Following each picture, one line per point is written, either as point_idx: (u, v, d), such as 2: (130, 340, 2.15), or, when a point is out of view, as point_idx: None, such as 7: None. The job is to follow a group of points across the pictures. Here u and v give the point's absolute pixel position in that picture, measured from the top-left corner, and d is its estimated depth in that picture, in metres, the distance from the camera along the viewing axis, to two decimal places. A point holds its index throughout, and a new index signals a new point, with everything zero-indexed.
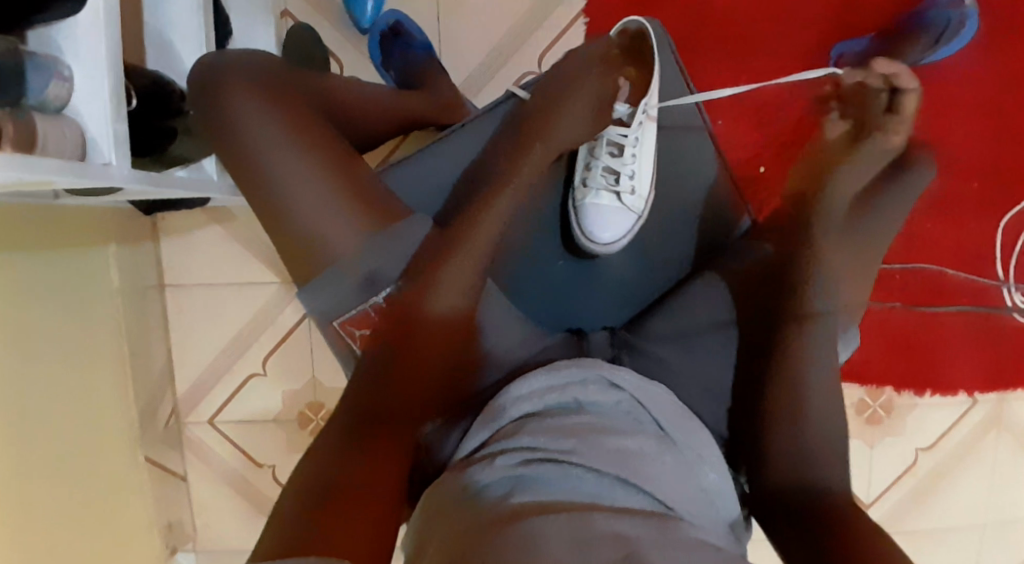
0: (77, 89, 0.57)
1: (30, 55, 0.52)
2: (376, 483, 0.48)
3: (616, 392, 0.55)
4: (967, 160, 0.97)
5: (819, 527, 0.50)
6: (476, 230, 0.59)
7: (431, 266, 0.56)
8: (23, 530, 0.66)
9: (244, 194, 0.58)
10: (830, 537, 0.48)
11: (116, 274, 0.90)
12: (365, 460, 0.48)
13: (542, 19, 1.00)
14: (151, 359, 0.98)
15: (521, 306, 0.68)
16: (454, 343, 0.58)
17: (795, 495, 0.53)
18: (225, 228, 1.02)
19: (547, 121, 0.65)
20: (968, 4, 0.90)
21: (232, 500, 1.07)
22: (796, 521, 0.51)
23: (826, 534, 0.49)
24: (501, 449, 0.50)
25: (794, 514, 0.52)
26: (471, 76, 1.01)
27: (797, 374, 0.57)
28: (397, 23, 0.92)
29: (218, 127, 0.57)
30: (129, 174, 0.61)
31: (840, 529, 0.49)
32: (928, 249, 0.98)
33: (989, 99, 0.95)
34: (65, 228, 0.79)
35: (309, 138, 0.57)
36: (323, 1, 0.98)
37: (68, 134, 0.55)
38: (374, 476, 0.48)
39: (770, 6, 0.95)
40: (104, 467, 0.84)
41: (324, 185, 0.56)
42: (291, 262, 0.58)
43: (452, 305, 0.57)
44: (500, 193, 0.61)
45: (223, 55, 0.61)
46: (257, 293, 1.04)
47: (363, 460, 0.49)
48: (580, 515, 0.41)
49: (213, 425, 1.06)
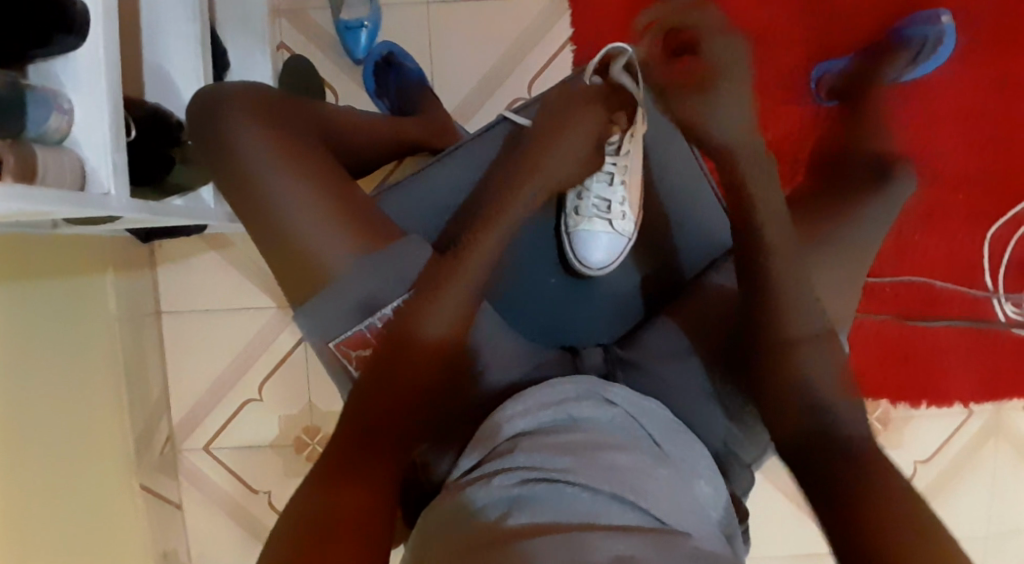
0: (77, 121, 0.59)
1: (32, 89, 0.54)
2: (370, 496, 0.49)
3: (610, 408, 0.56)
4: (951, 173, 0.99)
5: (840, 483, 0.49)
6: (475, 248, 0.61)
7: (428, 285, 0.57)
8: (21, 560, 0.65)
9: (241, 217, 0.59)
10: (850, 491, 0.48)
11: (114, 301, 0.91)
12: (360, 476, 0.50)
13: (531, 47, 1.02)
14: (147, 386, 0.98)
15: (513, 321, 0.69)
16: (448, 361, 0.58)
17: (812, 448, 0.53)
18: (222, 254, 1.03)
19: (545, 142, 0.68)
20: (945, 20, 0.93)
21: (229, 528, 1.06)
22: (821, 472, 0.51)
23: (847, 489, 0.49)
24: (498, 467, 0.50)
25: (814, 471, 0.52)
26: (464, 102, 1.03)
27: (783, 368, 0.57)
28: (391, 53, 0.95)
29: (218, 149, 0.59)
30: (128, 202, 0.62)
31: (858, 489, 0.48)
32: (916, 261, 1.00)
33: (969, 108, 0.97)
34: (62, 257, 0.80)
35: (301, 159, 0.58)
36: (317, 32, 1.01)
37: (68, 165, 0.56)
38: (367, 492, 0.49)
39: (753, 30, 0.98)
40: (100, 496, 0.83)
41: (316, 209, 0.57)
42: (289, 286, 0.58)
43: (444, 323, 0.57)
44: (497, 219, 0.63)
45: (220, 85, 0.62)
46: (254, 319, 1.04)
47: (356, 477, 0.50)
48: (576, 535, 0.42)
49: (209, 451, 1.06)
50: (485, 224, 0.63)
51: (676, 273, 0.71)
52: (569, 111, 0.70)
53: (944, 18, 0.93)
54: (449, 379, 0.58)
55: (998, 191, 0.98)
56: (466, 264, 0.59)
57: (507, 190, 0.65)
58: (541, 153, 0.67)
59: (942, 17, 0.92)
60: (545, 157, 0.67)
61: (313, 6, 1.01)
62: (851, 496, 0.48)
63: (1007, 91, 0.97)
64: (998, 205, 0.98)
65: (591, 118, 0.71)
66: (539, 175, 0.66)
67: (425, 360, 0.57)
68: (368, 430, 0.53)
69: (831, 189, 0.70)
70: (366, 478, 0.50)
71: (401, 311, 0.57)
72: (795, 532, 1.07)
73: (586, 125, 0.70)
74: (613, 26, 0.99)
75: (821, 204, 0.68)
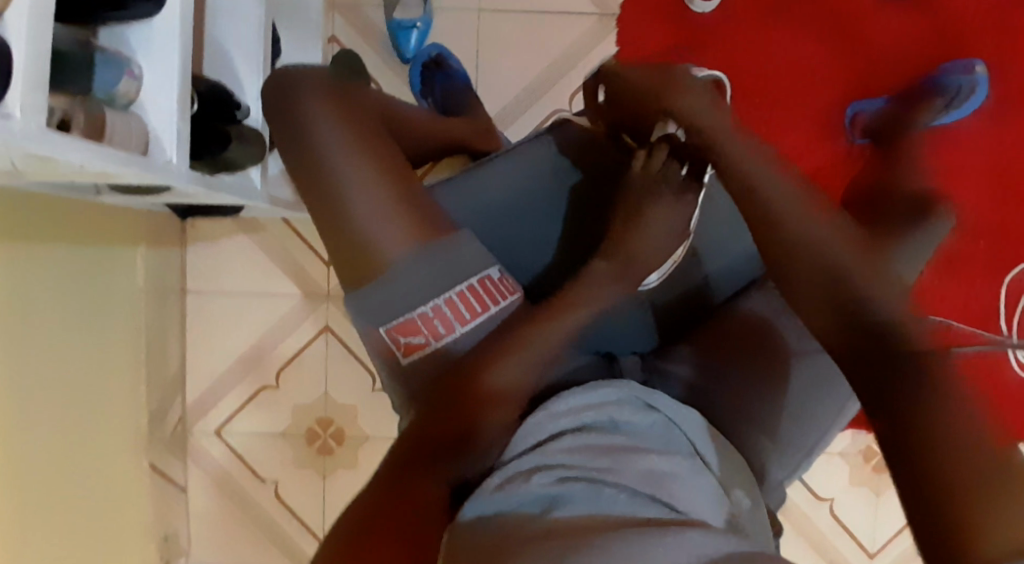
0: (145, 87, 0.58)
1: (104, 50, 0.53)
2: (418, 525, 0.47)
3: (651, 413, 0.56)
4: (975, 218, 1.01)
5: (908, 434, 0.44)
6: (558, 320, 0.60)
7: (514, 337, 0.58)
8: (29, 526, 0.64)
9: (308, 204, 0.61)
10: (914, 443, 0.43)
11: (142, 276, 0.91)
12: (407, 490, 0.50)
13: (575, 62, 1.05)
14: (165, 364, 0.98)
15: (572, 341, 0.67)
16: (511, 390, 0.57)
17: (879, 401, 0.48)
18: (253, 238, 1.04)
19: (634, 236, 0.64)
20: (978, 70, 0.96)
21: (232, 514, 1.05)
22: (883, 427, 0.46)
23: (914, 438, 0.44)
24: (535, 464, 0.50)
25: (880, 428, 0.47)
26: (506, 109, 1.05)
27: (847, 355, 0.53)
28: (439, 55, 0.97)
29: (293, 134, 0.62)
30: (186, 173, 0.62)
31: (926, 441, 0.43)
32: (938, 302, 1.02)
33: (1000, 159, 1.00)
34: (99, 226, 0.80)
35: (369, 153, 0.61)
36: (369, 30, 1.03)
37: (135, 127, 0.56)
38: (410, 505, 0.49)
39: (791, 65, 1.02)
40: (105, 470, 0.82)
41: (381, 199, 0.59)
42: (346, 271, 0.60)
43: (514, 370, 0.57)
44: (574, 305, 0.61)
45: (290, 71, 0.66)
46: (278, 305, 1.05)
47: (404, 498, 0.49)
48: (615, 534, 0.42)
49: (219, 435, 1.05)
50: (562, 303, 0.61)
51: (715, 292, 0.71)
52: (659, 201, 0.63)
53: (977, 69, 0.96)
54: (508, 402, 0.56)
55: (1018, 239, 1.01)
56: (555, 323, 0.60)
57: (588, 288, 0.62)
58: (635, 248, 0.64)
59: (975, 68, 0.95)
60: (637, 252, 0.64)
61: (367, 4, 1.03)
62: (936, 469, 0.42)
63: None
64: (1018, 253, 1.01)
65: (678, 208, 0.64)
66: (625, 280, 0.63)
67: (486, 386, 0.56)
68: (428, 451, 0.53)
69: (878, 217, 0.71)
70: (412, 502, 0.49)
71: (478, 358, 0.57)
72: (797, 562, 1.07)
73: (673, 217, 0.64)
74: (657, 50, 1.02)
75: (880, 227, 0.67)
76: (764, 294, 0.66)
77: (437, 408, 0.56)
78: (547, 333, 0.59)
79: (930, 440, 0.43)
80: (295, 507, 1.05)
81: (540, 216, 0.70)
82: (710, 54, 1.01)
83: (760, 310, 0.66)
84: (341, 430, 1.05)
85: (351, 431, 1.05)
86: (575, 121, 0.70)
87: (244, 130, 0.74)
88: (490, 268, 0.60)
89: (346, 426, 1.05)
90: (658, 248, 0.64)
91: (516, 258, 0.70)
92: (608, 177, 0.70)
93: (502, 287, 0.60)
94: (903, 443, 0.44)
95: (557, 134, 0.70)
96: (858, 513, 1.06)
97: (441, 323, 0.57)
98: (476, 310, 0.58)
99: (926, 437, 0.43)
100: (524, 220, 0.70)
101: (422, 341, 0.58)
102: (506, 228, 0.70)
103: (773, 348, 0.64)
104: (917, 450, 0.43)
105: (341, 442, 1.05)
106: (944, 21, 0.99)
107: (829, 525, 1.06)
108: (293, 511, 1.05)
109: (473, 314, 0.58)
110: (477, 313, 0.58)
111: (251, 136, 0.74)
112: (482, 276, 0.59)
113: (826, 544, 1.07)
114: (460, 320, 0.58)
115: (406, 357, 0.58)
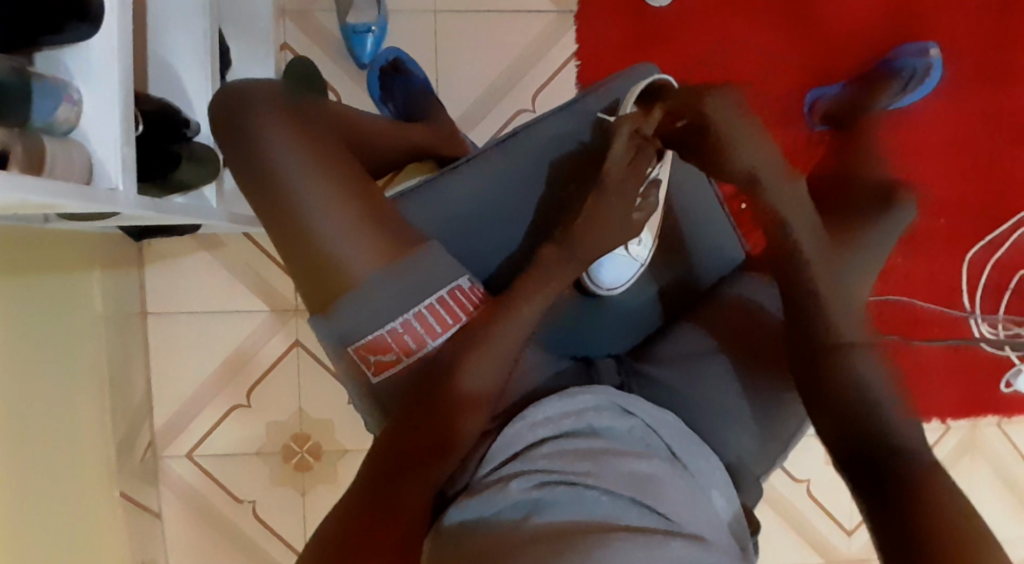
0: (87, 112, 0.55)
1: (41, 77, 0.50)
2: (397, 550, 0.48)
3: (629, 418, 0.55)
4: (936, 198, 1.03)
5: (889, 481, 0.49)
6: (516, 319, 0.57)
7: (474, 339, 0.56)
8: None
9: (267, 223, 0.60)
10: (905, 491, 0.48)
11: (100, 301, 0.88)
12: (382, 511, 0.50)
13: (535, 59, 1.03)
14: (131, 389, 0.95)
15: (551, 349, 0.65)
16: (483, 400, 0.55)
17: (859, 444, 0.52)
18: (214, 254, 1.02)
19: (590, 233, 0.60)
20: (934, 53, 0.97)
21: (211, 536, 1.03)
22: (862, 469, 0.51)
23: (898, 485, 0.48)
24: (518, 471, 0.49)
25: (861, 478, 0.51)
26: (467, 111, 1.04)
27: (815, 398, 0.57)
28: (398, 59, 0.95)
29: (245, 148, 0.60)
30: (134, 200, 0.59)
31: (914, 490, 0.48)
32: (902, 281, 1.04)
33: (955, 151, 1.03)
34: (52, 255, 0.78)
35: (325, 165, 0.59)
36: (322, 35, 1.01)
37: (77, 157, 0.53)
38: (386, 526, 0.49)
39: (751, 51, 1.02)
40: (84, 504, 0.80)
41: (340, 213, 0.57)
42: (309, 290, 0.58)
43: (478, 379, 0.55)
44: (537, 305, 0.58)
45: (244, 83, 0.64)
46: (245, 322, 1.03)
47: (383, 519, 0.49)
48: (592, 536, 0.42)
49: (192, 458, 1.03)
50: (521, 305, 0.58)
51: (692, 287, 0.71)
52: (602, 211, 0.60)
53: (932, 51, 0.97)
54: (479, 414, 0.55)
55: (976, 216, 1.03)
56: (516, 326, 0.57)
57: (543, 280, 0.59)
58: (588, 246, 0.60)
59: (930, 51, 0.97)
60: (589, 250, 0.60)
61: (319, 9, 1.01)
62: (909, 498, 0.47)
63: (991, 134, 1.02)
64: (978, 231, 1.03)
65: (618, 210, 0.60)
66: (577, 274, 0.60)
67: (454, 399, 0.54)
68: (401, 469, 0.52)
69: (848, 190, 0.69)
70: (394, 523, 0.50)
71: (444, 369, 0.55)
72: (777, 544, 1.09)
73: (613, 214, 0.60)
74: (618, 45, 1.02)
75: (850, 210, 0.66)
76: (751, 280, 0.67)
77: (407, 424, 0.54)
78: (506, 340, 0.56)
79: (921, 491, 0.47)
80: (276, 524, 1.03)
81: (506, 220, 0.68)
82: (670, 45, 1.01)
83: (750, 293, 0.66)
84: (318, 446, 1.04)
85: (329, 446, 1.04)
86: (538, 123, 0.68)
87: (197, 148, 0.72)
88: (459, 279, 0.58)
89: (323, 441, 1.04)
90: (601, 244, 0.61)
91: (485, 265, 0.69)
92: (575, 179, 0.68)
93: (473, 298, 0.59)
94: (883, 489, 0.49)
95: (521, 136, 0.68)
96: (835, 492, 1.08)
97: (411, 339, 0.56)
98: (448, 323, 0.57)
99: (909, 487, 0.48)
100: (494, 227, 0.68)
101: (394, 358, 0.56)
102: (474, 237, 0.68)
103: (760, 343, 0.63)
104: (903, 497, 0.47)
105: (319, 457, 1.04)
106: (895, 11, 1.01)
107: (807, 505, 1.09)
108: (274, 529, 1.04)
109: (445, 327, 0.57)
110: (449, 326, 0.57)
111: (204, 155, 0.73)
112: (452, 287, 0.58)
113: (805, 525, 1.09)
114: (431, 335, 0.56)
115: (377, 375, 0.57)
